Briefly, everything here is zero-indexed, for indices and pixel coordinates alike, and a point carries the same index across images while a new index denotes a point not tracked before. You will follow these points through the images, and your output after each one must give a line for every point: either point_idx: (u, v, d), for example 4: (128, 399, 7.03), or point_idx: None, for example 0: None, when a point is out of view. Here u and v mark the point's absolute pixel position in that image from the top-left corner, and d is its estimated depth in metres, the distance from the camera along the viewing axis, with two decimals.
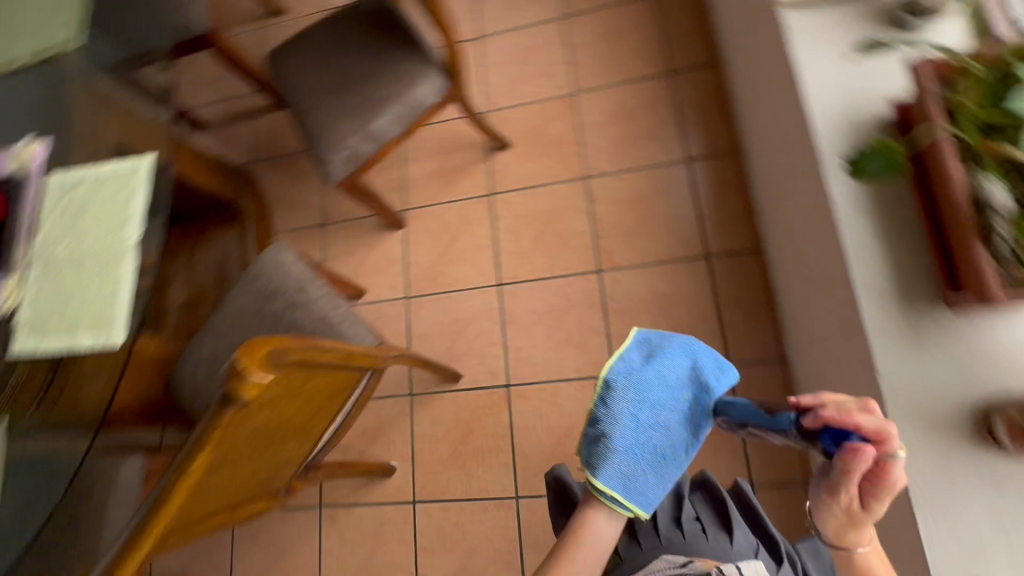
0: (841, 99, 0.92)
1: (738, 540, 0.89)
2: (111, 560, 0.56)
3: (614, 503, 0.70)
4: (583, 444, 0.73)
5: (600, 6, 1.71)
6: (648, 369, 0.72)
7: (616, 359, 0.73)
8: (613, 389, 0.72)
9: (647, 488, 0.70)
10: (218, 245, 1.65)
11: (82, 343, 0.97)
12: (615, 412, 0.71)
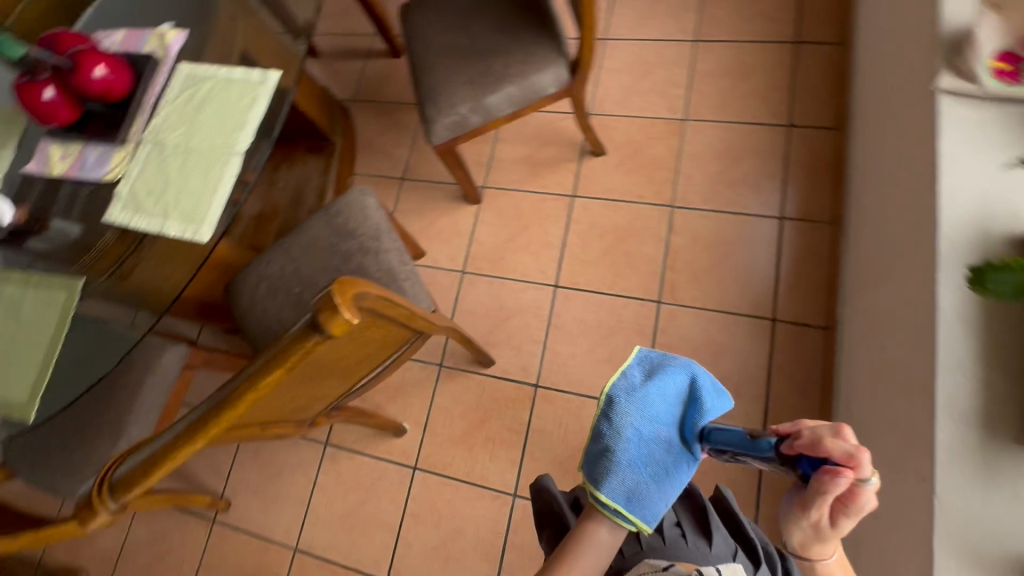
0: (979, 205, 0.86)
1: (718, 542, 0.75)
2: (168, 444, 0.59)
3: (619, 518, 0.59)
4: (585, 462, 0.64)
5: (736, 40, 1.66)
6: (651, 385, 0.65)
7: (619, 373, 0.66)
8: (615, 399, 0.64)
9: (652, 503, 0.61)
10: (300, 171, 1.65)
11: (167, 231, 1.00)
12: (618, 423, 0.63)
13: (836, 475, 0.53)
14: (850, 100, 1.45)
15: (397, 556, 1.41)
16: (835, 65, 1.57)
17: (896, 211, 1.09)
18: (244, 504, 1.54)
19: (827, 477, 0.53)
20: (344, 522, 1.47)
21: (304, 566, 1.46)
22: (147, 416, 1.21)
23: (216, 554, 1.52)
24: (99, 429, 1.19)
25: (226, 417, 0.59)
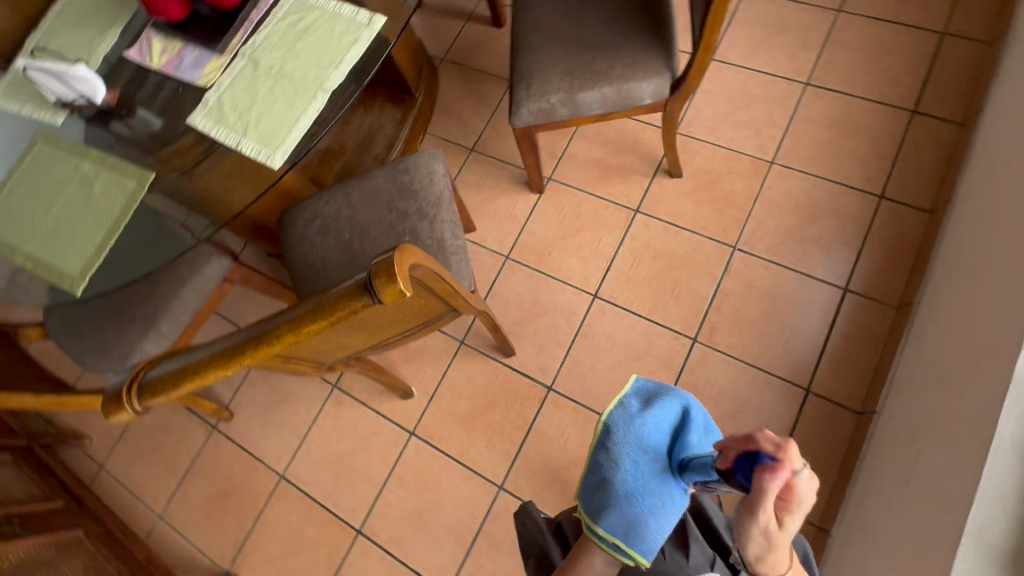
0: None
1: (695, 555, 0.73)
2: (208, 360, 0.60)
3: (618, 552, 0.57)
4: (584, 491, 0.62)
5: (849, 94, 1.56)
6: (648, 413, 0.63)
7: (617, 399, 0.64)
8: (611, 429, 0.63)
9: (651, 537, 0.58)
10: (375, 117, 1.65)
11: (243, 148, 1.01)
12: (614, 454, 0.61)
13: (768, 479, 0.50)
14: (955, 187, 1.35)
15: (374, 512, 1.44)
16: (950, 145, 1.46)
17: (978, 321, 1.02)
18: (245, 421, 1.60)
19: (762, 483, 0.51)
20: (332, 464, 1.51)
21: (286, 494, 1.51)
22: (179, 317, 1.26)
23: (209, 459, 1.59)
24: (133, 317, 1.24)
25: (263, 352, 0.59)
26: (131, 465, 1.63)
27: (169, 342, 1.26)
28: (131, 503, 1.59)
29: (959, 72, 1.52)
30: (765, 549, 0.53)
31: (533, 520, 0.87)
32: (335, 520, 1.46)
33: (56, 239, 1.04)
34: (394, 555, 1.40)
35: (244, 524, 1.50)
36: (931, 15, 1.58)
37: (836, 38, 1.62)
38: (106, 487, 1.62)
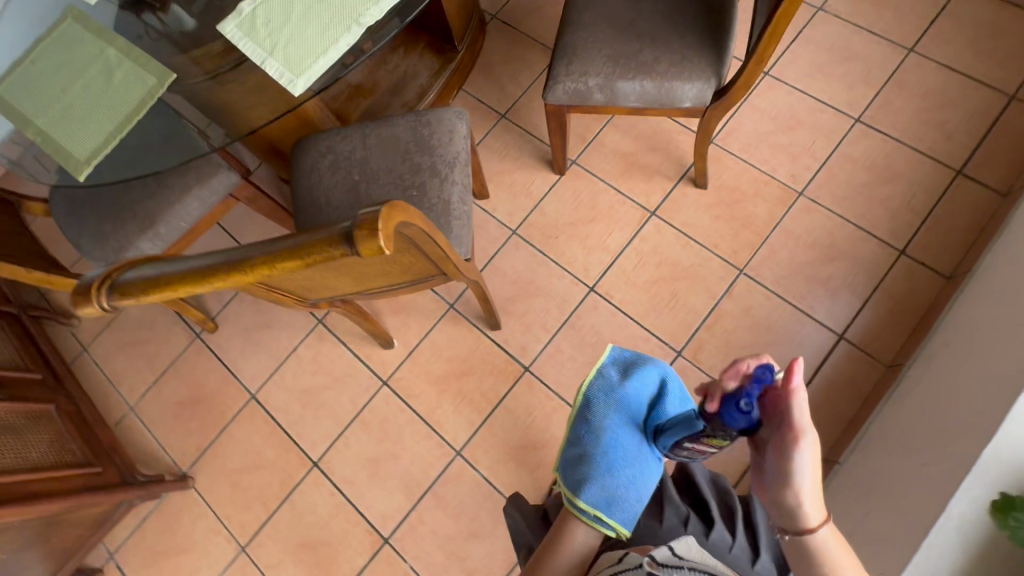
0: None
1: (668, 518, 0.83)
2: (177, 274, 0.61)
3: (598, 522, 0.74)
4: (566, 467, 0.80)
5: (897, 139, 1.50)
6: (623, 393, 0.82)
7: (593, 377, 0.84)
8: (593, 407, 0.82)
9: (627, 504, 0.75)
10: (412, 63, 1.61)
11: (267, 67, 0.99)
12: (595, 431, 0.80)
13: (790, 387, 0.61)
14: (979, 259, 1.31)
15: (333, 449, 1.48)
16: (986, 215, 1.41)
17: (961, 399, 1.01)
18: (229, 335, 1.63)
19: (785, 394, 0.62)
20: (303, 396, 1.54)
21: (254, 414, 1.55)
22: (179, 223, 1.27)
23: (189, 364, 1.63)
24: (133, 213, 1.25)
25: (237, 278, 0.60)
26: (113, 354, 1.68)
27: (166, 245, 1.28)
28: (107, 389, 1.64)
29: (1017, 141, 1.45)
30: (809, 462, 0.62)
31: (520, 518, 0.95)
32: (295, 448, 1.50)
33: (68, 121, 1.03)
34: (344, 494, 1.44)
35: (209, 433, 1.55)
36: (1004, 75, 1.50)
37: (899, 78, 1.55)
38: (86, 369, 1.67)
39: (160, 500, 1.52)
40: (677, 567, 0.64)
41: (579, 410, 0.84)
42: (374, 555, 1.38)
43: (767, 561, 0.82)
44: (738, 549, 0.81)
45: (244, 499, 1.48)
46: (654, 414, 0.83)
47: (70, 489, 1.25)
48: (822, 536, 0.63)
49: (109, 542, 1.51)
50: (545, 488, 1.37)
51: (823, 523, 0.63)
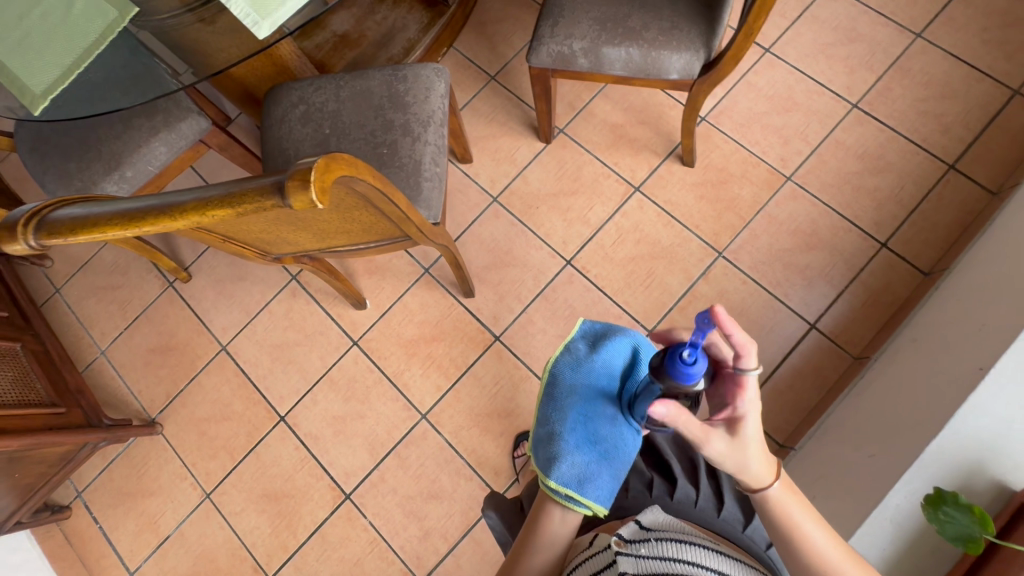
0: (979, 440, 0.84)
1: (633, 486, 0.83)
2: (109, 216, 0.60)
3: (572, 502, 0.71)
4: (536, 448, 0.78)
5: (894, 129, 1.46)
6: (590, 365, 0.80)
7: (560, 352, 0.83)
8: (561, 381, 0.80)
9: (600, 483, 0.73)
10: (401, 15, 1.47)
11: (231, 6, 0.93)
12: (563, 407, 0.78)
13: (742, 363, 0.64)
14: (959, 256, 1.29)
15: (300, 404, 1.49)
16: (973, 212, 1.38)
17: (916, 395, 1.01)
18: (201, 286, 1.61)
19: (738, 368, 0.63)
20: (273, 350, 1.54)
21: (224, 365, 1.55)
22: (145, 166, 1.23)
23: (161, 312, 1.62)
24: (98, 153, 1.21)
25: (166, 223, 0.59)
26: (85, 297, 1.66)
27: (132, 189, 1.24)
28: (78, 332, 1.64)
29: (1014, 139, 1.41)
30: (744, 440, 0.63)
31: (495, 516, 0.94)
32: (263, 402, 1.51)
33: (23, 49, 0.98)
34: (309, 449, 1.46)
35: (179, 382, 1.56)
36: (1010, 69, 1.45)
37: (903, 65, 1.49)
38: (58, 310, 1.66)
39: (128, 443, 1.54)
40: (645, 540, 0.64)
41: (548, 386, 0.82)
42: (335, 509, 1.41)
43: (735, 507, 0.79)
44: (704, 502, 0.79)
45: (211, 448, 1.50)
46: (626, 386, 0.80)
47: (36, 427, 1.26)
48: (776, 493, 0.63)
49: (77, 481, 1.54)
50: (506, 457, 1.39)
51: (773, 480, 0.63)
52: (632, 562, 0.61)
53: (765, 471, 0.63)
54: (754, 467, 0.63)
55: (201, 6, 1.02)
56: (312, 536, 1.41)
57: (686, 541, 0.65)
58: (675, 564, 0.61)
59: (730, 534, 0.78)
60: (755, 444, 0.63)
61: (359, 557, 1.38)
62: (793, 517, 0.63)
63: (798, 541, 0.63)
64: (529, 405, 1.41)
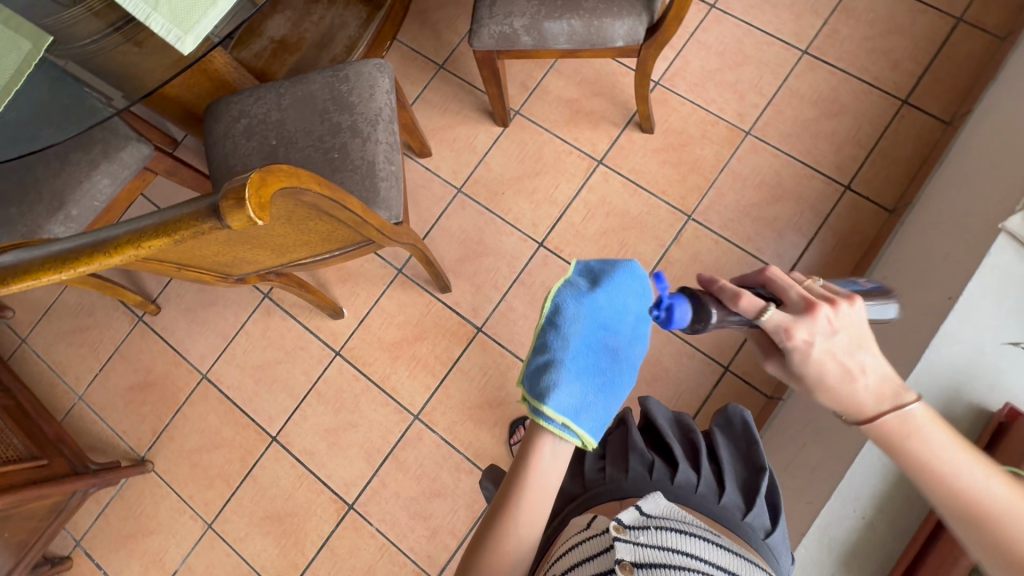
0: (954, 370, 0.86)
1: (632, 467, 0.74)
2: (43, 259, 0.58)
3: (566, 431, 0.68)
4: (530, 376, 0.74)
5: (845, 71, 1.46)
6: (591, 298, 0.76)
7: (561, 285, 0.77)
8: (560, 313, 0.75)
9: (596, 413, 0.71)
10: (338, 12, 1.37)
11: (150, 23, 0.89)
12: (563, 339, 0.74)
13: (820, 305, 0.55)
14: (921, 190, 1.30)
15: (290, 422, 1.47)
16: (929, 145, 1.40)
17: (892, 331, 1.03)
18: (172, 316, 1.57)
19: (806, 306, 0.55)
20: (255, 372, 1.51)
21: (207, 393, 1.52)
22: (91, 203, 1.18)
23: (134, 348, 1.58)
24: (39, 195, 1.16)
25: (100, 262, 0.57)
26: (54, 344, 1.61)
27: (81, 227, 1.19)
28: (52, 380, 1.59)
29: (962, 66, 1.42)
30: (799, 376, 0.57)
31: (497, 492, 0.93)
32: (252, 425, 1.48)
33: None
34: (305, 465, 1.44)
35: (163, 417, 1.53)
36: None
37: (847, 5, 1.49)
38: (27, 361, 1.61)
39: (121, 485, 1.51)
40: (643, 528, 0.60)
41: (545, 314, 0.76)
42: (340, 521, 1.40)
43: (733, 495, 0.75)
44: (704, 488, 0.73)
45: (205, 478, 1.48)
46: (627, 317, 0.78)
47: (15, 484, 1.22)
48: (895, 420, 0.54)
49: (73, 530, 1.51)
50: (502, 446, 1.39)
51: (887, 407, 0.55)
52: (629, 550, 0.57)
53: (867, 400, 0.55)
54: (842, 395, 0.56)
55: (130, 27, 0.97)
56: (321, 551, 1.40)
57: (688, 531, 0.61)
58: (675, 555, 0.57)
59: (730, 521, 0.72)
60: (832, 378, 0.56)
61: (370, 564, 1.38)
62: (921, 446, 0.54)
63: (932, 473, 0.54)
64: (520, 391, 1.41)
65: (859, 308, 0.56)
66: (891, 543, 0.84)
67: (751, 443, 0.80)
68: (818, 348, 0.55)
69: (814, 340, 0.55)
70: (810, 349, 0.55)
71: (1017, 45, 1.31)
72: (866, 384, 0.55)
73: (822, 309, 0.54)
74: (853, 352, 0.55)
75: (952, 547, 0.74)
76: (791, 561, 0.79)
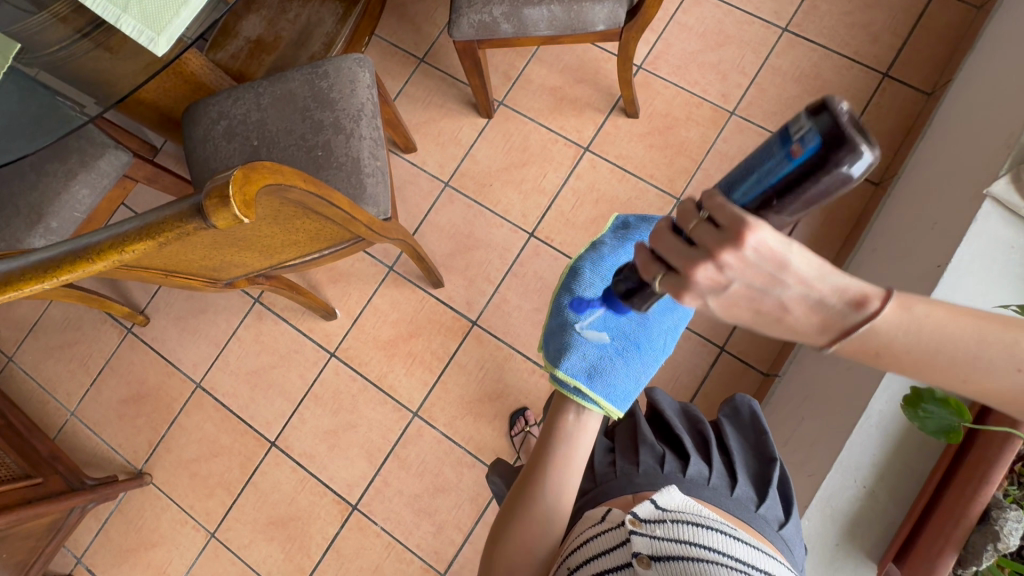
0: None
1: (643, 460, 0.74)
2: (17, 271, 0.57)
3: (581, 396, 0.72)
4: (549, 338, 0.77)
5: (826, 47, 1.46)
6: (614, 259, 0.78)
7: (585, 249, 0.79)
8: (584, 274, 0.77)
9: (614, 378, 0.72)
10: (314, 8, 1.34)
11: (122, 26, 0.86)
12: (582, 300, 0.76)
13: (696, 265, 0.44)
14: (905, 161, 1.31)
15: (288, 427, 1.46)
16: (912, 116, 1.40)
17: None
18: (162, 326, 1.55)
19: (684, 268, 0.45)
20: (249, 378, 1.50)
21: (202, 402, 1.50)
22: (71, 213, 1.15)
23: (124, 360, 1.55)
24: (16, 208, 1.13)
25: (82, 269, 0.56)
26: (42, 360, 1.58)
27: (62, 239, 1.17)
28: (42, 397, 1.56)
29: (941, 36, 1.42)
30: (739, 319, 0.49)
31: (504, 486, 0.93)
32: (250, 431, 1.47)
33: None
34: (306, 469, 1.44)
35: (158, 428, 1.51)
36: None
37: None
38: (15, 379, 1.58)
39: (119, 499, 1.49)
40: (659, 521, 0.59)
41: (566, 276, 0.79)
42: (344, 522, 1.40)
43: (746, 486, 0.74)
44: (716, 480, 0.73)
45: (205, 487, 1.46)
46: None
47: (10, 504, 1.20)
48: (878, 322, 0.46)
49: (73, 547, 1.49)
50: (503, 438, 1.39)
51: (851, 322, 0.46)
52: (647, 543, 0.56)
53: (810, 332, 0.47)
54: (781, 334, 0.48)
55: (100, 31, 0.94)
56: (327, 552, 1.39)
57: (703, 523, 0.58)
58: (692, 548, 0.55)
59: (744, 512, 0.71)
60: (757, 325, 0.48)
61: (377, 564, 1.37)
62: (922, 345, 0.47)
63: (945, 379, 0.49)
64: (518, 382, 1.41)
65: (753, 242, 0.42)
66: (895, 512, 0.85)
67: (762, 432, 0.80)
68: (720, 307, 0.47)
69: (709, 301, 0.46)
70: (710, 309, 0.47)
71: (994, 12, 1.32)
72: (801, 315, 0.46)
73: (694, 277, 0.44)
74: (764, 294, 0.45)
75: (952, 507, 0.75)
76: (805, 551, 0.78)
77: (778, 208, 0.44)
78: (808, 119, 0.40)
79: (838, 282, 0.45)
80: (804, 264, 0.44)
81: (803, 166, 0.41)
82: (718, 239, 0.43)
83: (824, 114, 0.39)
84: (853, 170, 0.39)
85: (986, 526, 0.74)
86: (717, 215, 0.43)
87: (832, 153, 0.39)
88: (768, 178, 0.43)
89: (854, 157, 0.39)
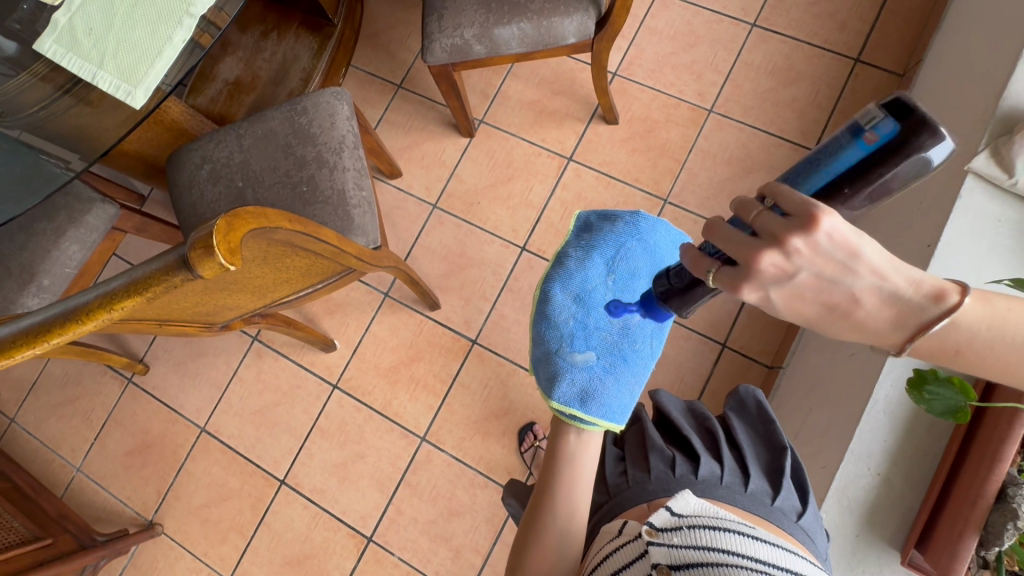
0: None
1: (654, 466, 0.73)
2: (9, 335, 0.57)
3: (579, 421, 0.71)
4: (538, 370, 0.77)
5: (795, 38, 1.48)
6: (583, 271, 0.78)
7: (549, 270, 0.79)
8: (556, 300, 0.77)
9: (608, 398, 0.72)
10: (289, 46, 1.36)
11: (99, 82, 0.87)
12: (559, 323, 0.76)
13: (761, 252, 0.43)
14: None
15: (297, 463, 1.45)
16: None
17: None
18: (163, 373, 1.54)
19: (746, 259, 0.44)
20: (254, 418, 1.49)
21: (208, 446, 1.49)
22: (62, 269, 1.15)
23: (127, 410, 1.54)
24: (7, 270, 1.13)
25: (74, 329, 0.56)
26: (44, 419, 1.57)
27: (55, 296, 1.16)
28: (47, 456, 1.55)
29: (908, 17, 1.44)
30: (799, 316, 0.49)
31: (520, 508, 0.92)
32: (259, 471, 1.46)
33: None
34: (318, 504, 1.42)
35: (166, 476, 1.49)
36: None
37: None
38: (18, 440, 1.57)
39: (132, 553, 1.47)
40: (676, 528, 0.58)
41: (539, 303, 0.78)
42: (361, 555, 1.38)
43: (760, 480, 0.73)
44: (729, 477, 0.72)
45: (218, 532, 1.44)
46: (625, 288, 0.78)
47: (20, 569, 1.18)
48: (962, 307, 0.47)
49: None
50: (514, 455, 1.38)
51: (937, 317, 0.46)
52: (664, 553, 0.55)
53: (884, 329, 0.47)
54: (848, 331, 0.48)
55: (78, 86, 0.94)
56: None
57: (721, 526, 0.57)
58: (710, 552, 0.54)
59: (759, 508, 0.70)
60: (826, 320, 0.47)
61: None
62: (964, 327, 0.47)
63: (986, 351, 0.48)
64: (522, 398, 1.40)
65: (824, 228, 0.42)
66: (913, 498, 0.84)
67: (772, 420, 0.80)
68: (783, 298, 0.46)
69: (771, 292, 0.45)
70: (774, 301, 0.46)
71: None
72: (871, 309, 0.47)
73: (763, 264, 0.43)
74: (834, 285, 0.45)
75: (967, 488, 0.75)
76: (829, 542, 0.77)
77: (847, 197, 0.45)
78: (881, 112, 0.43)
79: (910, 275, 0.46)
80: (876, 255, 0.44)
81: (874, 153, 0.43)
82: (787, 226, 0.43)
83: (902, 106, 0.42)
84: (931, 155, 0.41)
85: (1004, 504, 0.72)
86: (785, 205, 0.43)
87: (912, 138, 0.41)
88: (836, 166, 0.45)
89: (934, 141, 0.40)
